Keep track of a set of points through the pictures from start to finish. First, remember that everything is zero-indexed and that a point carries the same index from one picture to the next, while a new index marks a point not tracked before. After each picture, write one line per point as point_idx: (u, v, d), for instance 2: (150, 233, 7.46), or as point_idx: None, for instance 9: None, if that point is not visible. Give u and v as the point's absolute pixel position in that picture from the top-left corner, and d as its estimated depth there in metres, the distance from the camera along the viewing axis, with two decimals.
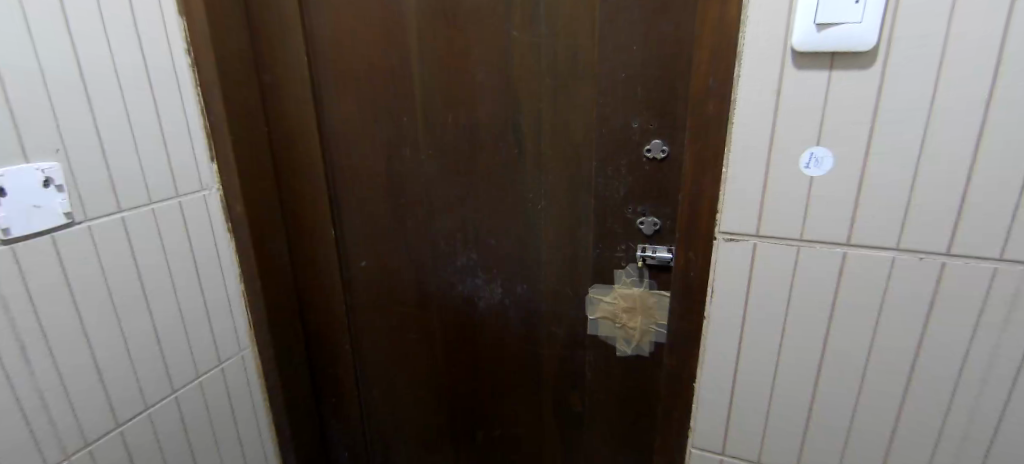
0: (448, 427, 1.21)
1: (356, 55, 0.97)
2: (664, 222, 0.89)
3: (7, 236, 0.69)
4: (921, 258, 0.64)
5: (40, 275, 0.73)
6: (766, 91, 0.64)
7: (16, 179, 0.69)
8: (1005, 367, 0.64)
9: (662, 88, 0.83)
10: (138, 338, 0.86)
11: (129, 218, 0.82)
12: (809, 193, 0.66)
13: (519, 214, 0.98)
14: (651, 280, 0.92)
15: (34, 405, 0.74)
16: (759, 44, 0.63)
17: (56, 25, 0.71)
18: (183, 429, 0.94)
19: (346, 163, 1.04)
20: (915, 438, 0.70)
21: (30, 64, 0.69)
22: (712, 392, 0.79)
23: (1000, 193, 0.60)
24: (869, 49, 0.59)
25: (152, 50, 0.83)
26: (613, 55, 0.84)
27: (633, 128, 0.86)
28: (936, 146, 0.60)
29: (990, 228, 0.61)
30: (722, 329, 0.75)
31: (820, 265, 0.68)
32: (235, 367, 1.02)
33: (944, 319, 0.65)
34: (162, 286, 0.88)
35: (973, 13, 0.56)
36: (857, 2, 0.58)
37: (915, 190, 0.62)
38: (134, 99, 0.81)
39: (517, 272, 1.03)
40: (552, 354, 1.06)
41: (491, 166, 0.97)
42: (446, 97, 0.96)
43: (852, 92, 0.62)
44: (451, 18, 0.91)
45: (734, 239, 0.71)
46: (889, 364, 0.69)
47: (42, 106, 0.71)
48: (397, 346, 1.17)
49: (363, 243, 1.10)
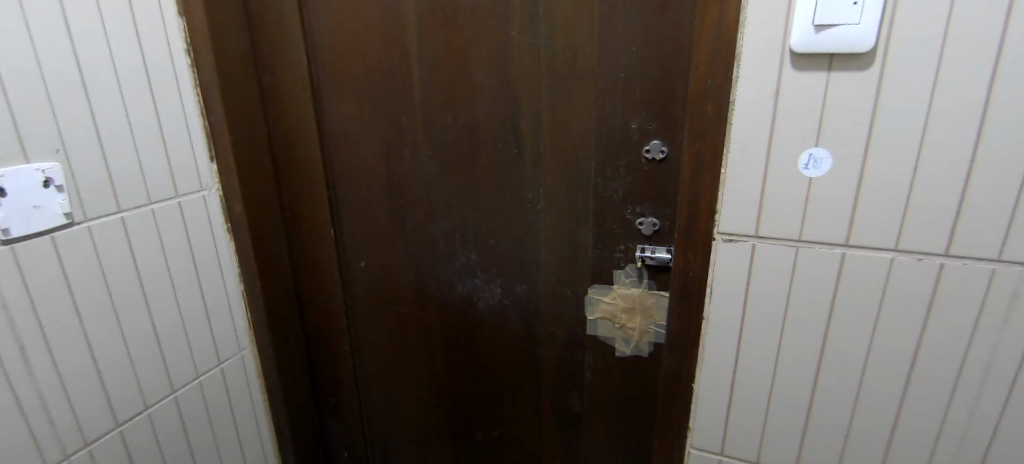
0: (449, 426, 1.21)
1: (355, 56, 0.97)
2: (663, 223, 0.89)
3: (6, 236, 0.69)
4: (919, 259, 0.64)
5: (39, 275, 0.73)
6: (764, 92, 0.64)
7: (16, 179, 0.69)
8: (1004, 367, 0.64)
9: (661, 88, 0.83)
10: (138, 339, 0.86)
11: (129, 218, 0.82)
12: (808, 194, 0.66)
13: (519, 214, 0.98)
14: (650, 280, 0.92)
15: (34, 405, 0.74)
16: (758, 45, 0.63)
17: (56, 26, 0.71)
18: (183, 430, 0.94)
19: (346, 163, 1.05)
20: (914, 439, 0.70)
21: (30, 64, 0.69)
22: (711, 392, 0.79)
23: (998, 194, 0.60)
24: (867, 50, 0.60)
25: (152, 50, 0.83)
26: (612, 55, 0.84)
27: (632, 128, 0.86)
28: (934, 146, 0.60)
29: (988, 229, 0.61)
30: (721, 330, 0.75)
31: (819, 266, 0.68)
32: (235, 367, 1.02)
33: (943, 319, 0.65)
34: (162, 286, 0.88)
35: (972, 14, 0.56)
36: (856, 3, 0.58)
37: (913, 191, 0.62)
38: (133, 99, 0.81)
39: (516, 273, 1.03)
40: (551, 354, 1.06)
41: (490, 166, 0.97)
42: (446, 97, 0.96)
43: (851, 93, 0.62)
44: (451, 18, 0.91)
45: (733, 240, 0.71)
46: (888, 364, 0.69)
47: (42, 107, 0.71)
48: (397, 346, 1.17)
49: (363, 244, 1.10)
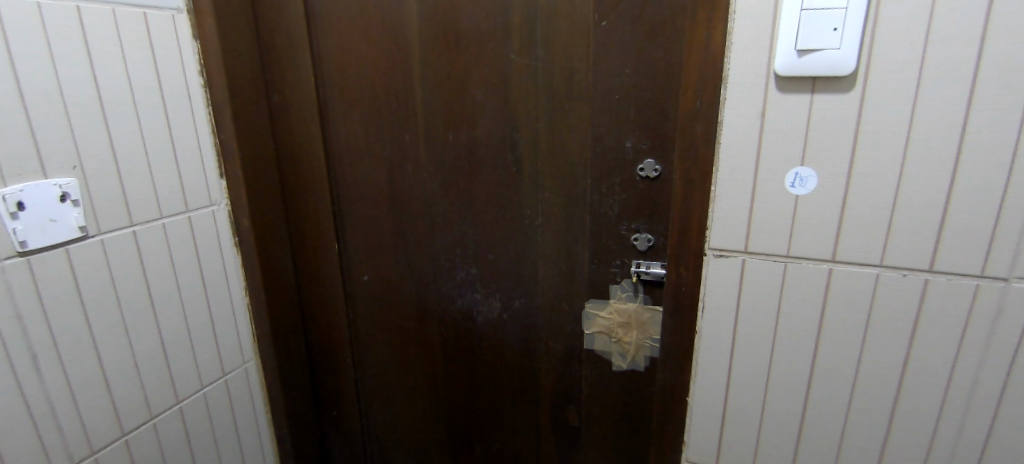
0: (449, 440, 1.22)
1: (361, 78, 1.01)
2: (657, 239, 0.91)
3: (23, 248, 0.72)
4: (904, 274, 0.66)
5: (52, 286, 0.76)
6: (751, 113, 0.67)
7: (34, 194, 0.72)
8: (990, 384, 0.66)
9: (652, 109, 0.85)
10: (146, 349, 0.88)
11: (141, 232, 0.85)
12: (794, 212, 0.68)
13: (517, 229, 1.01)
14: (646, 295, 0.94)
15: (44, 411, 0.77)
16: (745, 68, 0.66)
17: (78, 50, 0.76)
18: (187, 440, 0.96)
19: (350, 179, 1.07)
20: (905, 454, 0.71)
21: (52, 86, 0.73)
22: (704, 406, 0.80)
23: (979, 212, 0.61)
24: (847, 75, 0.62)
25: (167, 73, 0.87)
26: (606, 78, 0.87)
27: (626, 148, 0.88)
28: (912, 166, 0.63)
29: (970, 246, 0.63)
30: (712, 344, 0.77)
31: (807, 281, 0.70)
32: (238, 378, 1.04)
33: (930, 333, 0.66)
34: (171, 299, 0.91)
35: (947, 40, 0.59)
36: (835, 30, 0.61)
37: (896, 208, 0.64)
38: (149, 118, 0.85)
39: (516, 287, 1.05)
40: (549, 368, 1.08)
41: (491, 184, 1.00)
42: (446, 116, 0.99)
43: (834, 113, 0.64)
44: (452, 41, 0.95)
45: (724, 255, 0.73)
46: (878, 378, 0.70)
47: (62, 126, 0.75)
48: (399, 360, 1.18)
49: (365, 258, 1.12)
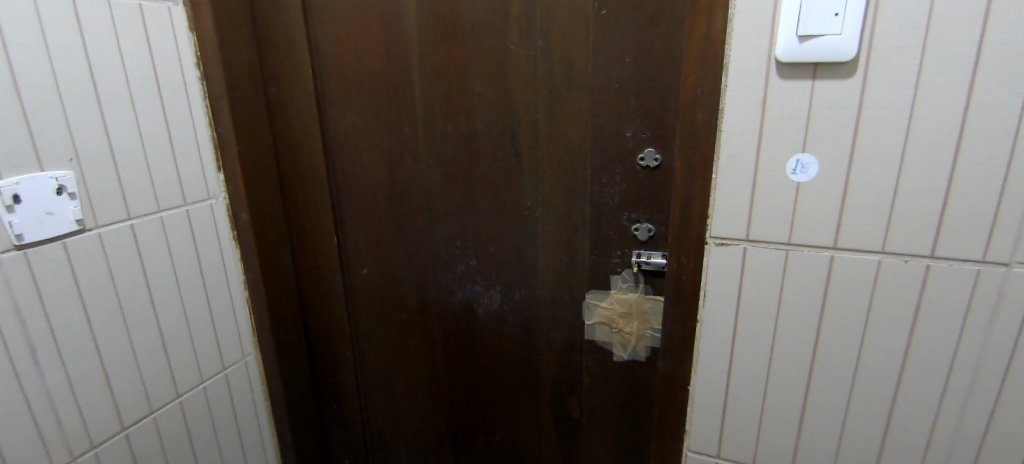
0: (449, 432, 1.22)
1: (359, 68, 1.00)
2: (658, 229, 0.91)
3: (20, 242, 0.72)
4: (905, 261, 0.66)
5: (51, 280, 0.75)
6: (752, 100, 0.67)
7: (30, 187, 0.72)
8: (992, 369, 0.66)
9: (652, 98, 0.85)
10: (145, 343, 0.88)
11: (139, 226, 0.85)
12: (795, 199, 0.68)
13: (517, 220, 1.01)
14: (646, 285, 0.94)
15: (43, 406, 0.76)
16: (746, 55, 0.66)
17: (72, 41, 0.75)
18: (187, 434, 0.95)
19: (348, 171, 1.07)
20: (908, 441, 0.71)
21: (47, 78, 0.73)
22: (706, 395, 0.80)
23: (980, 197, 0.61)
24: (848, 61, 0.62)
25: (163, 65, 0.86)
26: (606, 67, 0.87)
27: (627, 137, 0.88)
28: (914, 152, 0.62)
29: (972, 231, 0.63)
30: (714, 333, 0.77)
31: (808, 268, 0.70)
32: (238, 373, 1.04)
33: (931, 320, 0.66)
34: (169, 293, 0.90)
35: (949, 23, 0.58)
36: (836, 16, 0.61)
37: (897, 194, 0.64)
38: (145, 111, 0.84)
39: (516, 279, 1.05)
40: (550, 360, 1.08)
41: (490, 175, 1.00)
42: (445, 107, 0.99)
43: (835, 100, 0.64)
44: (451, 31, 0.94)
45: (725, 243, 0.73)
46: (879, 365, 0.70)
47: (57, 118, 0.74)
48: (399, 353, 1.18)
49: (364, 251, 1.12)
